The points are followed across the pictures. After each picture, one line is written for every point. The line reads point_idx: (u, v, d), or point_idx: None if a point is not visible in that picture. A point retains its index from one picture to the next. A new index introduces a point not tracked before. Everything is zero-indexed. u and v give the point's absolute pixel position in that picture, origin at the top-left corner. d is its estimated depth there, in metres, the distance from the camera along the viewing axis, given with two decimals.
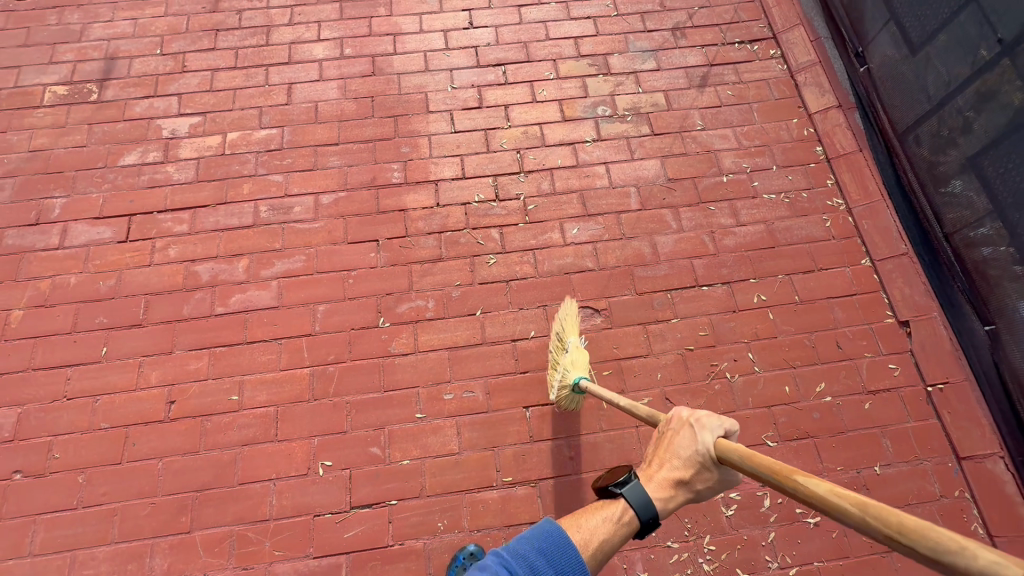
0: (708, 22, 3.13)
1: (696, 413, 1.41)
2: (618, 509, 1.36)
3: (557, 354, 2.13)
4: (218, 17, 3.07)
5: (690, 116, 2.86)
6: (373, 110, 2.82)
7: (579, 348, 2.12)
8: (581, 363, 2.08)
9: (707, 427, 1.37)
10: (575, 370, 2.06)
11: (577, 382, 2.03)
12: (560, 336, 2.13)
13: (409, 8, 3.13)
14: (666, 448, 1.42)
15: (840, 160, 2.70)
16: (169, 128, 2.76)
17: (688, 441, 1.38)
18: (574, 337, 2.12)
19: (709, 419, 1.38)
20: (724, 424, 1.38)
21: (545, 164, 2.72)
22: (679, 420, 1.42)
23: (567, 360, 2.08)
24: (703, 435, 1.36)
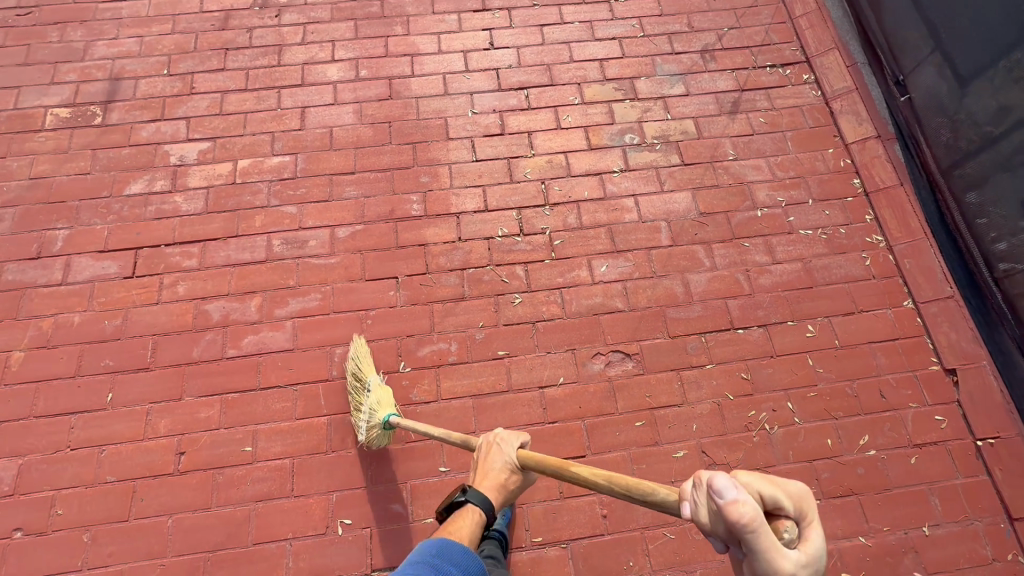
0: (738, 44, 3.00)
1: (497, 434, 1.59)
2: (466, 516, 1.45)
3: (360, 395, 2.06)
4: (227, 35, 2.94)
5: (722, 145, 2.74)
6: (391, 136, 2.70)
7: (382, 386, 2.06)
8: (388, 401, 2.03)
9: (508, 442, 1.56)
10: (382, 409, 2.00)
11: (387, 420, 1.99)
12: (359, 375, 2.09)
13: (426, 26, 3.00)
14: (482, 467, 1.55)
15: (880, 194, 2.58)
16: (177, 154, 2.63)
17: (498, 457, 1.54)
18: (371, 375, 2.08)
19: (509, 435, 1.58)
20: (521, 438, 1.57)
21: (571, 196, 2.59)
22: (487, 443, 1.59)
23: (370, 400, 2.01)
24: (506, 449, 1.55)
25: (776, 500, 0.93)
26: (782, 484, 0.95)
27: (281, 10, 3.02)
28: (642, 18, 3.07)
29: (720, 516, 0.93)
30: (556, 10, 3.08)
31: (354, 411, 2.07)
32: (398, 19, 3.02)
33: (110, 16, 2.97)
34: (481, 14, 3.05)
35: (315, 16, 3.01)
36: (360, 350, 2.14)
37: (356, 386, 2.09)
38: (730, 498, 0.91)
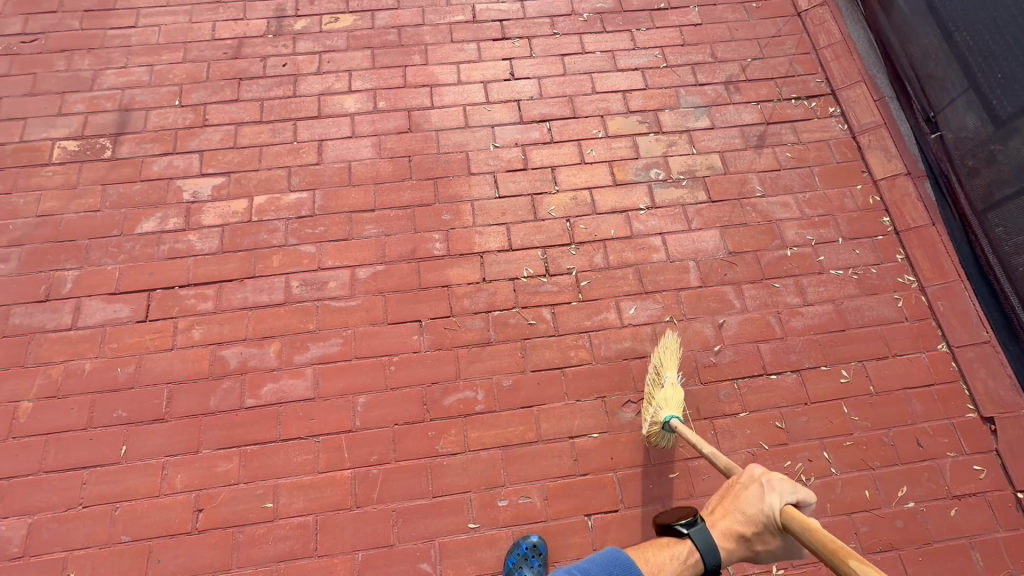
0: (763, 76, 2.96)
1: (768, 475, 1.55)
2: (686, 548, 1.55)
3: (652, 386, 2.14)
4: (241, 64, 2.86)
5: (749, 181, 2.69)
6: (411, 171, 2.63)
7: (673, 386, 2.10)
8: (676, 403, 2.05)
9: (778, 490, 1.50)
10: (666, 408, 2.04)
11: (668, 421, 2.01)
12: (659, 368, 2.15)
13: (445, 56, 2.94)
14: (734, 502, 1.57)
15: (911, 233, 2.53)
16: (190, 190, 2.55)
17: (755, 500, 1.52)
18: (671, 373, 2.12)
19: (782, 484, 1.52)
20: (796, 493, 1.50)
21: (597, 234, 2.53)
22: (750, 477, 1.57)
23: (660, 394, 2.07)
24: (771, 496, 1.50)
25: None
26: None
27: (296, 39, 2.95)
28: (664, 48, 3.02)
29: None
30: (577, 39, 3.03)
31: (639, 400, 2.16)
32: (416, 48, 2.95)
33: (119, 44, 2.88)
34: (501, 43, 2.99)
35: (330, 44, 2.94)
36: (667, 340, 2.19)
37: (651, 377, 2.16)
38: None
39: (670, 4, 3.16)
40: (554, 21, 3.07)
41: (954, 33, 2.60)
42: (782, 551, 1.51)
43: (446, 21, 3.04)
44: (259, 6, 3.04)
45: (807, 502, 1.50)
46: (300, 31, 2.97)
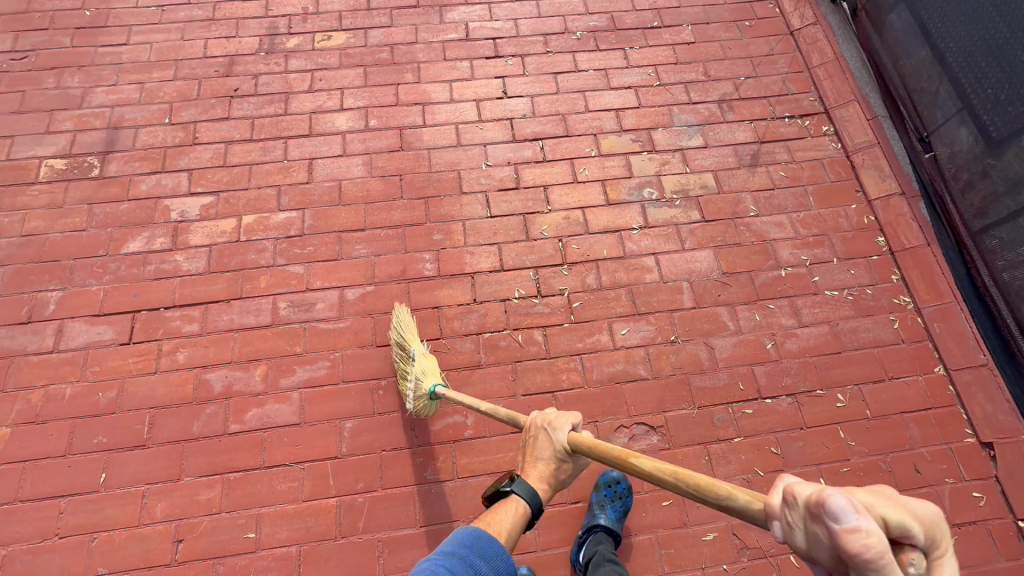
0: (756, 94, 2.95)
1: (547, 416, 1.52)
2: (511, 506, 1.41)
3: (405, 363, 2.09)
4: (232, 82, 2.85)
5: (743, 201, 2.67)
6: (402, 190, 2.61)
7: (424, 355, 2.08)
8: (433, 371, 2.04)
9: (558, 426, 1.48)
10: (427, 378, 2.01)
11: (432, 390, 1.99)
12: (405, 344, 2.11)
13: (438, 74, 2.93)
14: (530, 453, 1.51)
15: (906, 253, 2.51)
16: (178, 210, 2.52)
17: (546, 442, 1.49)
18: (418, 345, 2.10)
19: (558, 418, 1.50)
20: (572, 419, 1.50)
21: (589, 255, 2.51)
22: (536, 425, 1.52)
23: (415, 367, 2.03)
24: (555, 434, 1.47)
25: (904, 527, 0.80)
26: (910, 506, 0.82)
27: (289, 56, 2.94)
28: (657, 66, 3.02)
29: (831, 543, 0.82)
30: (570, 57, 3.02)
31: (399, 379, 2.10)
32: (409, 66, 2.94)
33: (110, 61, 2.87)
34: (494, 61, 2.99)
35: (322, 62, 2.93)
36: (400, 317, 2.18)
37: (402, 354, 2.12)
38: (848, 522, 0.79)
39: (663, 23, 3.16)
40: (547, 39, 3.07)
41: (946, 54, 2.54)
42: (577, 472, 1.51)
43: (439, 39, 3.03)
44: (251, 23, 3.03)
45: (581, 422, 1.52)
46: (292, 49, 2.97)
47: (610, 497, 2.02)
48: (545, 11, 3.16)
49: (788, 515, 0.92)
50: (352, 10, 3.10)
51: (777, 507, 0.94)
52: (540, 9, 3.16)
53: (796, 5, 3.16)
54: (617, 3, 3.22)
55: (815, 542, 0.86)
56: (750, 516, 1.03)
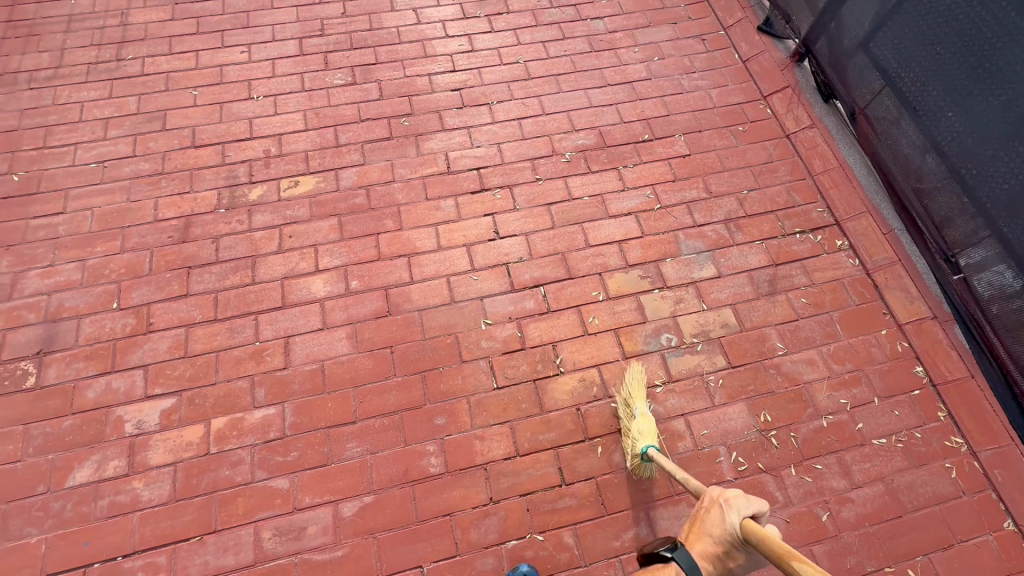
0: (762, 209, 2.78)
1: (725, 494, 1.50)
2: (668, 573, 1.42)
3: (625, 421, 2.16)
4: (190, 249, 2.52)
5: (768, 337, 2.46)
6: (394, 365, 2.31)
7: (645, 415, 2.11)
8: (650, 432, 2.05)
9: (735, 506, 1.46)
10: (642, 438, 2.04)
11: (645, 451, 2.01)
12: (628, 402, 2.18)
13: (421, 217, 2.66)
14: (703, 525, 1.51)
15: (949, 386, 2.33)
16: (133, 420, 2.16)
17: (718, 520, 1.47)
18: (641, 404, 2.15)
19: (738, 499, 1.47)
20: (752, 505, 1.46)
21: (612, 424, 2.24)
22: (711, 499, 1.53)
23: (634, 425, 2.09)
24: (732, 514, 1.45)
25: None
26: None
27: (252, 211, 2.63)
28: (655, 185, 2.82)
29: None
30: (561, 183, 2.80)
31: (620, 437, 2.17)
32: (389, 210, 2.67)
33: (44, 236, 2.51)
34: (481, 195, 2.74)
35: (291, 215, 2.63)
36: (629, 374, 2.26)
37: (625, 411, 2.19)
38: None
39: (654, 135, 2.98)
40: (535, 164, 2.85)
41: (966, 178, 2.36)
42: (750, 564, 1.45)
43: (418, 175, 2.78)
44: (207, 173, 2.72)
45: (763, 512, 1.47)
46: (256, 201, 2.66)
47: None
48: (528, 131, 2.95)
49: None
50: (319, 149, 2.82)
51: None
52: (523, 130, 2.95)
53: (788, 106, 3.03)
54: (604, 115, 3.03)
55: None
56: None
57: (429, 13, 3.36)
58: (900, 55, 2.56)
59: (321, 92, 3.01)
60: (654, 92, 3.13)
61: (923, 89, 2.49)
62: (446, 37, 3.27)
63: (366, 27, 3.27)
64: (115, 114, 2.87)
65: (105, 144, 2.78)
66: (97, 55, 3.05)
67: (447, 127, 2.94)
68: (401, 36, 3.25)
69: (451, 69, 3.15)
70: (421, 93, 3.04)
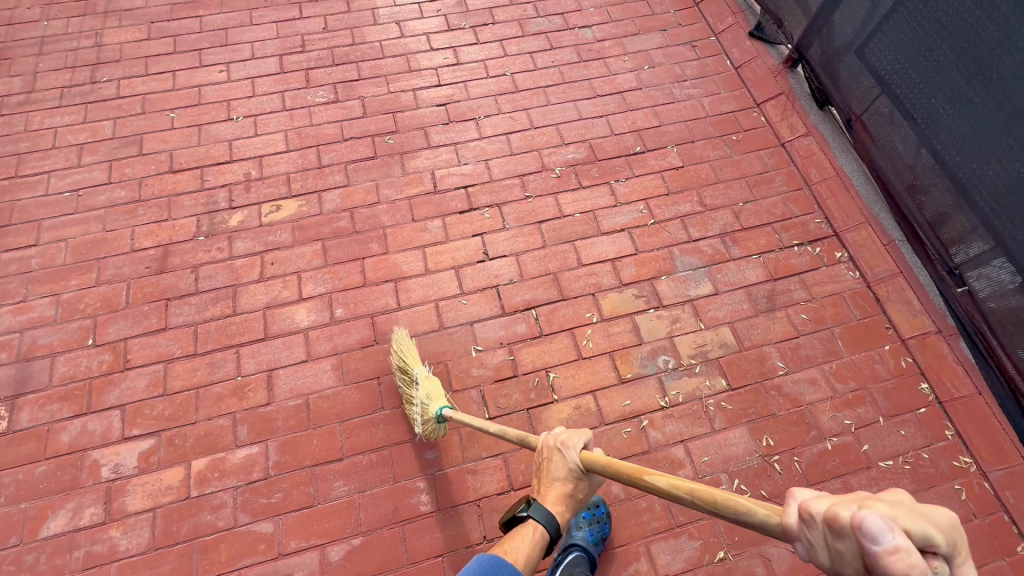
0: (759, 221, 2.70)
1: (559, 436, 1.55)
2: (528, 534, 1.48)
3: (410, 387, 2.08)
4: (168, 280, 2.43)
5: (768, 356, 2.38)
6: (382, 398, 2.22)
7: (428, 377, 2.05)
8: (437, 392, 2.01)
9: (571, 444, 1.52)
10: (433, 402, 1.99)
11: (440, 412, 1.97)
12: (406, 367, 2.09)
13: (407, 239, 2.58)
14: (547, 473, 1.54)
15: (956, 403, 2.26)
16: (110, 464, 2.07)
17: (561, 462, 1.52)
18: (420, 367, 2.08)
19: (570, 437, 1.53)
20: (582, 436, 1.54)
21: (609, 453, 2.17)
22: (548, 446, 1.56)
23: (420, 391, 2.02)
24: (569, 453, 1.51)
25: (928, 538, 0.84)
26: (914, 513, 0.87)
27: (232, 237, 2.55)
28: (648, 200, 2.74)
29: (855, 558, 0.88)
30: (551, 200, 2.72)
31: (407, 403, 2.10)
32: (374, 233, 2.59)
33: (17, 270, 2.42)
34: (469, 215, 2.66)
35: (273, 241, 2.55)
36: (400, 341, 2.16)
37: (406, 378, 2.10)
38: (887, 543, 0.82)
39: (646, 147, 2.90)
40: (524, 180, 2.77)
41: (969, 189, 2.27)
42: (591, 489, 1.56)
43: (403, 195, 2.69)
44: (185, 200, 2.63)
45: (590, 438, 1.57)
46: (236, 227, 2.58)
47: None
48: (517, 146, 2.87)
49: (807, 533, 0.98)
50: (301, 171, 2.74)
51: (796, 526, 1.01)
52: (511, 145, 2.87)
53: (782, 114, 2.95)
54: (594, 127, 2.95)
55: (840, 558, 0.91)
56: (771, 529, 1.09)
57: (412, 25, 3.27)
58: (897, 61, 2.47)
59: (303, 111, 2.93)
60: (645, 102, 3.05)
61: (920, 96, 2.40)
62: (430, 50, 3.18)
63: (349, 42, 3.18)
64: (89, 140, 2.77)
65: (80, 171, 2.69)
66: (71, 78, 2.96)
67: (434, 144, 2.85)
68: (384, 50, 3.17)
69: (437, 83, 3.06)
70: (405, 109, 2.96)
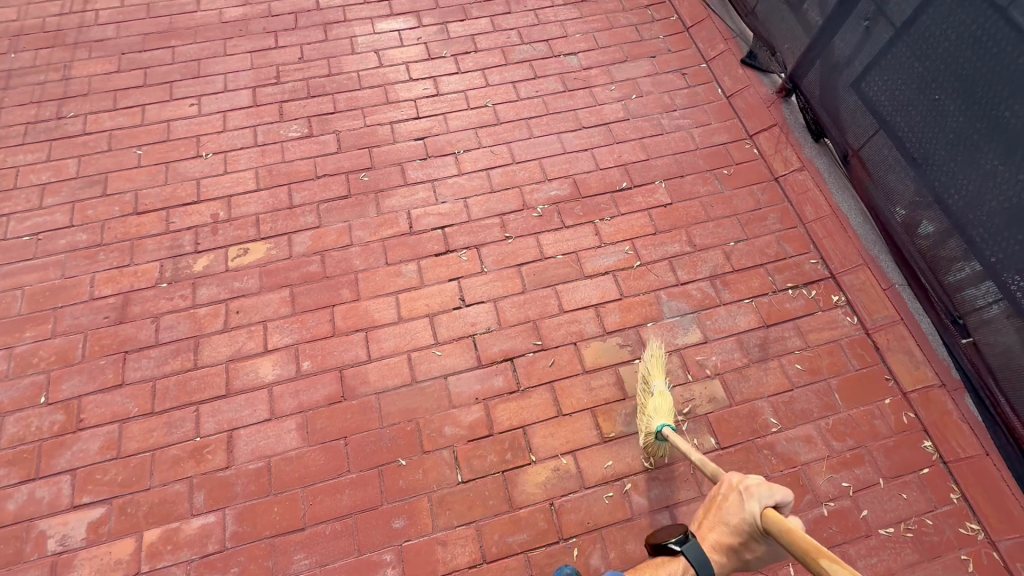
0: (751, 262, 2.56)
1: (745, 481, 1.52)
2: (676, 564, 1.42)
3: (643, 396, 2.13)
4: (127, 330, 2.32)
5: (760, 411, 2.24)
6: (348, 460, 2.09)
7: (662, 393, 2.09)
8: (666, 410, 2.05)
9: (756, 495, 1.47)
10: (658, 417, 2.03)
11: (662, 430, 2.00)
12: (647, 377, 2.14)
13: (380, 285, 2.45)
14: (720, 512, 1.51)
15: (962, 463, 2.11)
16: (57, 535, 1.95)
17: (738, 508, 1.48)
18: (659, 381, 2.13)
19: (760, 488, 1.48)
20: (774, 493, 1.47)
21: (590, 521, 2.03)
22: (729, 486, 1.54)
23: (651, 404, 2.06)
24: (753, 503, 1.46)
25: None
26: None
27: (196, 284, 2.43)
28: (634, 240, 2.61)
29: None
30: (533, 241, 2.59)
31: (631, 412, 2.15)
32: (345, 278, 2.47)
33: None
34: (446, 258, 2.53)
35: (239, 287, 2.43)
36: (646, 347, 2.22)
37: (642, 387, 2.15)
38: None
39: (633, 182, 2.77)
40: (504, 220, 2.64)
41: (975, 238, 2.13)
42: (766, 556, 1.48)
43: (377, 237, 2.57)
44: (149, 243, 2.52)
45: (785, 502, 1.48)
46: (201, 272, 2.46)
47: None
48: (497, 183, 2.75)
49: None
50: (271, 211, 2.62)
51: None
52: (492, 181, 2.75)
53: (775, 146, 2.82)
54: (578, 162, 2.83)
55: None
56: None
57: (391, 54, 3.16)
58: (895, 100, 2.34)
59: (275, 146, 2.81)
60: (632, 134, 2.92)
61: (921, 136, 2.27)
62: (410, 80, 3.07)
63: (325, 72, 3.07)
64: (53, 179, 2.67)
65: (41, 213, 2.58)
66: (36, 114, 2.86)
67: (410, 181, 2.73)
68: (361, 81, 3.05)
69: (415, 115, 2.95)
70: (381, 144, 2.84)
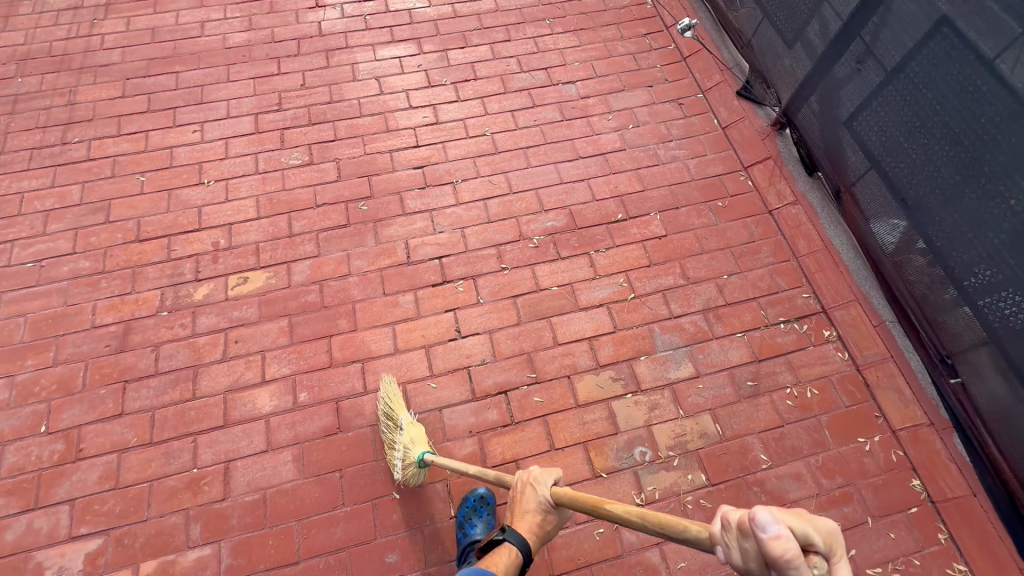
0: (743, 295, 2.59)
1: (532, 472, 1.64)
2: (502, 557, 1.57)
3: (393, 432, 2.09)
4: (127, 360, 2.35)
5: (751, 447, 2.26)
6: (343, 492, 2.12)
7: (413, 423, 2.09)
8: (422, 438, 2.05)
9: (542, 480, 1.60)
10: (415, 446, 2.02)
11: (421, 458, 2.00)
12: (391, 414, 2.12)
13: (377, 315, 2.49)
14: (519, 506, 1.62)
15: (950, 504, 2.13)
16: (55, 566, 1.98)
17: (531, 497, 1.60)
18: (404, 414, 2.10)
19: (542, 474, 1.62)
20: (550, 474, 1.62)
21: (580, 557, 2.05)
22: (522, 481, 1.65)
23: (405, 436, 2.04)
24: (540, 489, 1.59)
25: (808, 536, 1.00)
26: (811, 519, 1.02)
27: (196, 312, 2.46)
28: (628, 272, 2.64)
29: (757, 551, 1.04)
30: (528, 272, 2.63)
31: (389, 448, 2.10)
32: (343, 308, 2.50)
33: None
34: (442, 288, 2.57)
35: (238, 316, 2.46)
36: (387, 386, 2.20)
37: (390, 424, 2.12)
38: (771, 531, 0.98)
39: (629, 214, 2.81)
40: (501, 250, 2.68)
41: (964, 283, 2.16)
42: (560, 523, 1.62)
43: (375, 267, 2.61)
44: (150, 271, 2.56)
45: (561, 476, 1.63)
46: (201, 301, 2.50)
47: (474, 505, 2.07)
48: (494, 213, 2.78)
49: (725, 537, 1.12)
50: (271, 240, 2.66)
51: (717, 532, 1.15)
52: (489, 211, 2.78)
53: (770, 179, 2.86)
54: (574, 192, 2.86)
55: (746, 553, 1.07)
56: (702, 543, 1.21)
57: (392, 81, 3.21)
58: (885, 140, 2.38)
59: (276, 174, 2.85)
60: (629, 164, 2.96)
61: (909, 177, 2.31)
62: (409, 108, 3.11)
63: (326, 99, 3.12)
64: (57, 206, 2.71)
65: (44, 240, 2.62)
66: (41, 139, 2.91)
67: (409, 211, 2.77)
68: (362, 109, 3.10)
69: (414, 143, 2.99)
70: (381, 173, 2.88)
